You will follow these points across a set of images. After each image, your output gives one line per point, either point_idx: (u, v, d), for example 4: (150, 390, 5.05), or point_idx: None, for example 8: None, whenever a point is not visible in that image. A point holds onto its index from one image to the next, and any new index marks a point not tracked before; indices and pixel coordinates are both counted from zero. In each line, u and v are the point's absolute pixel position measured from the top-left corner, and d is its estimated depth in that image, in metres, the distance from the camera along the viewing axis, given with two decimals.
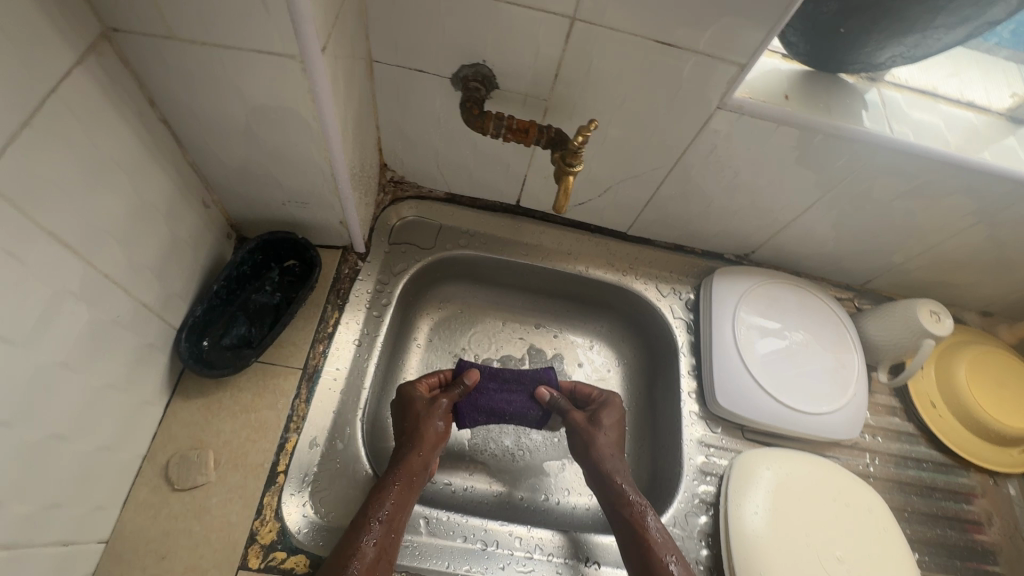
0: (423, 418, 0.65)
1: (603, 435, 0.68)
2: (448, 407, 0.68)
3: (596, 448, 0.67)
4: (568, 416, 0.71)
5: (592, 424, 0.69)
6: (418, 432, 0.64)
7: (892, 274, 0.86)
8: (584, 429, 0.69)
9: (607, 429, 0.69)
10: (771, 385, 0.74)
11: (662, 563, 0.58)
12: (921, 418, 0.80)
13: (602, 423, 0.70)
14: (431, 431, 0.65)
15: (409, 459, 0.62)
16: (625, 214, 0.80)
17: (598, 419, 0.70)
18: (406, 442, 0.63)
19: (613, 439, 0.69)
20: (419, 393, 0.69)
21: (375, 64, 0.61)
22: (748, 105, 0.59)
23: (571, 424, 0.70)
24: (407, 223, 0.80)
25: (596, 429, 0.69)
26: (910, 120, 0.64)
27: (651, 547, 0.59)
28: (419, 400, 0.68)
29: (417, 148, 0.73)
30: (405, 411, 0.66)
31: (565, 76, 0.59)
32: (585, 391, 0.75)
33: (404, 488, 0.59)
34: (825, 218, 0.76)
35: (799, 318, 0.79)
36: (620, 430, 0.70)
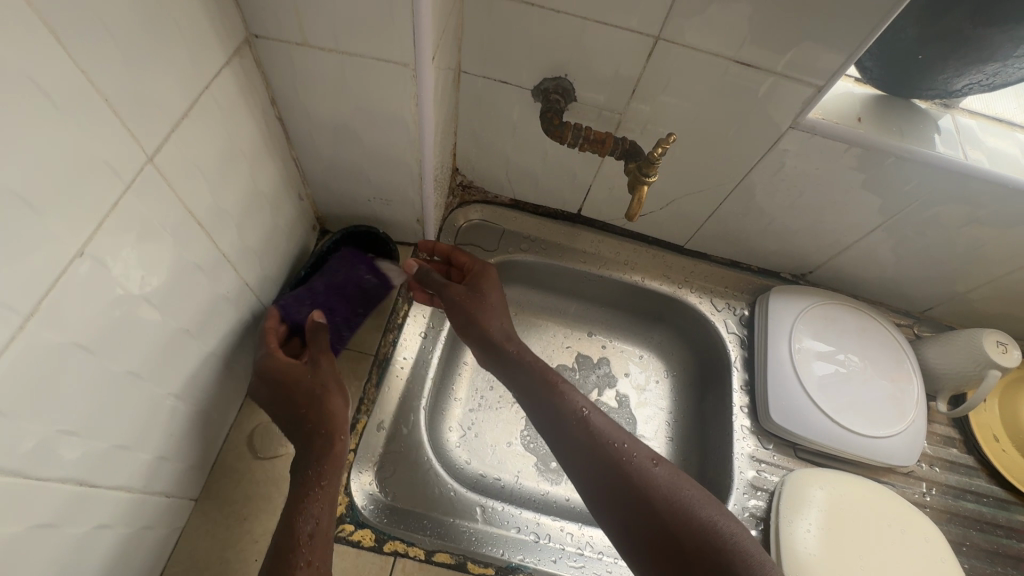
0: (315, 397, 0.55)
1: (473, 303, 0.67)
2: (333, 364, 0.58)
3: (481, 325, 0.66)
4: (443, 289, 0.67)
5: (466, 296, 0.67)
6: (325, 413, 0.55)
7: (956, 303, 0.84)
8: (463, 301, 0.66)
9: (485, 297, 0.68)
10: (827, 405, 0.74)
11: (573, 412, 0.60)
12: (983, 452, 0.78)
13: (481, 293, 0.68)
14: (338, 406, 0.56)
15: (327, 453, 0.54)
16: (683, 226, 0.82)
17: (469, 287, 0.68)
18: (315, 433, 0.54)
19: (488, 308, 0.67)
20: (286, 360, 0.56)
21: (462, 75, 0.66)
22: (821, 125, 0.61)
23: (448, 300, 0.67)
24: (473, 226, 0.84)
25: (470, 297, 0.67)
26: (985, 147, 0.64)
27: (559, 398, 0.61)
28: (301, 374, 0.55)
29: (490, 155, 0.77)
30: (297, 400, 0.55)
31: (642, 92, 0.62)
32: (460, 260, 0.72)
33: (327, 478, 0.53)
34: (889, 241, 0.76)
35: (855, 340, 0.79)
36: (500, 297, 0.69)
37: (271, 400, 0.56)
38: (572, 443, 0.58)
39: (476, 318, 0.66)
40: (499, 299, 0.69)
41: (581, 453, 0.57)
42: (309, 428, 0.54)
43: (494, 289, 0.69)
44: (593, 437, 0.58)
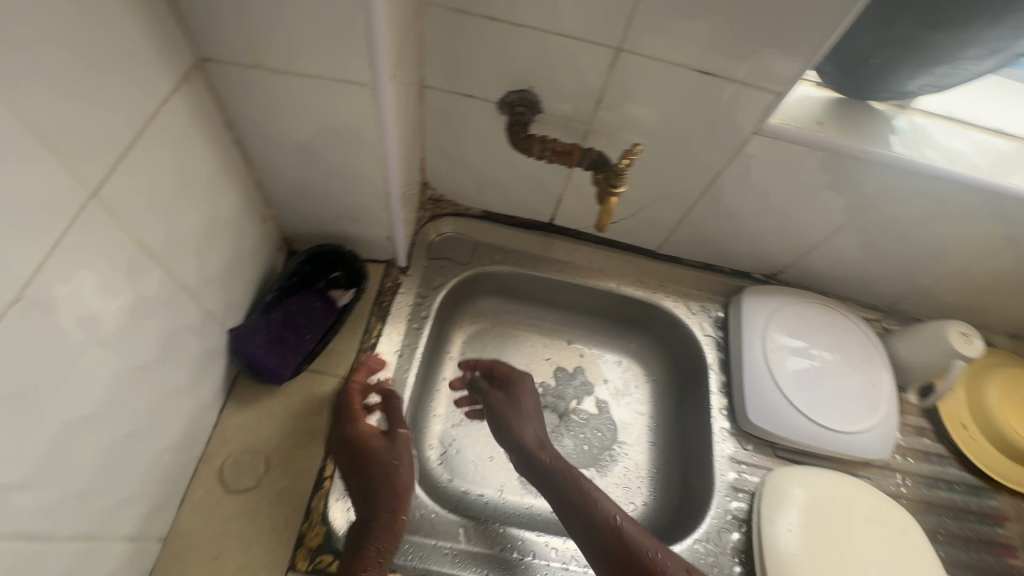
0: (384, 465, 0.58)
1: (509, 408, 0.72)
2: (409, 438, 0.61)
3: (515, 429, 0.70)
4: (487, 400, 0.75)
5: (507, 405, 0.72)
6: (393, 484, 0.57)
7: (921, 296, 0.86)
8: (501, 410, 0.72)
9: (521, 404, 0.72)
10: (802, 403, 0.75)
11: (607, 520, 0.59)
12: (953, 439, 0.80)
13: (516, 399, 0.73)
14: (405, 479, 0.58)
15: (389, 523, 0.54)
16: (655, 233, 0.83)
17: (507, 395, 0.74)
18: (383, 503, 0.55)
19: (524, 412, 0.71)
20: (367, 430, 0.60)
21: (426, 90, 0.65)
22: (784, 130, 0.62)
23: (490, 409, 0.73)
24: (445, 239, 0.83)
25: (507, 406, 0.72)
26: (939, 145, 0.66)
27: (593, 506, 0.60)
28: (380, 444, 0.59)
29: (458, 167, 0.77)
30: (370, 459, 0.58)
31: (606, 102, 0.62)
32: (501, 368, 0.77)
33: (386, 553, 0.53)
34: (855, 238, 0.77)
35: (827, 337, 0.80)
36: (533, 400, 0.73)
37: (343, 463, 0.58)
38: (607, 554, 0.57)
39: (511, 420, 0.71)
40: (533, 405, 0.73)
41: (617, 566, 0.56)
42: (375, 494, 0.56)
43: (528, 394, 0.74)
44: (629, 547, 0.57)
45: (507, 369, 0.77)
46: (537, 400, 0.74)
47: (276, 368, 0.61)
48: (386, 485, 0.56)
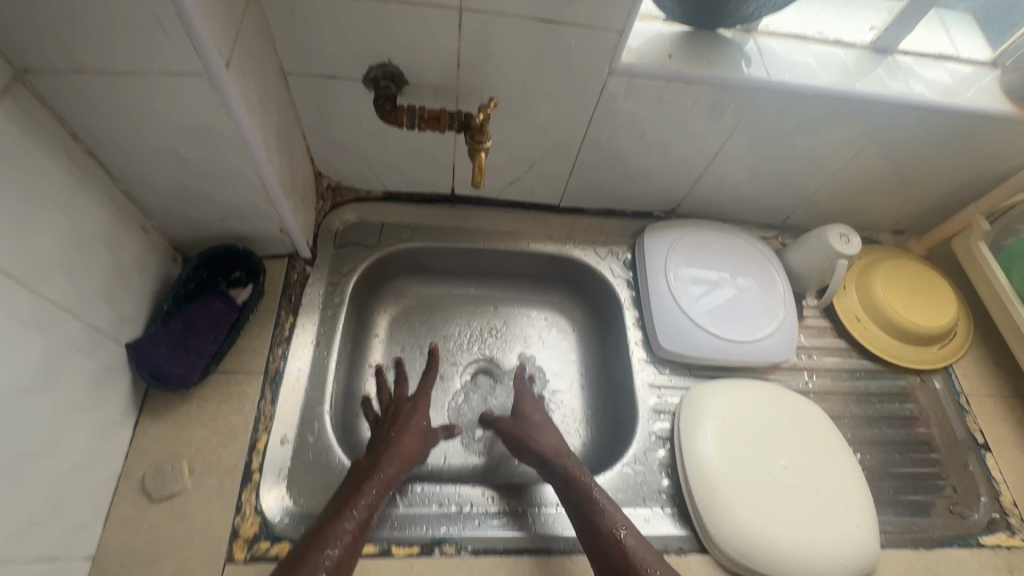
0: (416, 429, 0.69)
1: (519, 424, 0.74)
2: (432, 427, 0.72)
3: (524, 438, 0.72)
4: (497, 423, 0.76)
5: (518, 421, 0.75)
6: (415, 444, 0.67)
7: (807, 206, 0.92)
8: (510, 428, 0.74)
9: (532, 418, 0.75)
10: (706, 322, 0.80)
11: (612, 532, 0.59)
12: (850, 332, 0.88)
13: (524, 416, 0.75)
14: (420, 444, 0.68)
15: (397, 463, 0.63)
16: (553, 186, 0.85)
17: (519, 412, 0.76)
18: (403, 450, 0.65)
19: (536, 422, 0.74)
20: (423, 400, 0.73)
21: (288, 77, 0.65)
22: (636, 68, 0.65)
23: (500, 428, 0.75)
24: (350, 226, 0.84)
25: (522, 422, 0.74)
26: (783, 61, 0.70)
27: (601, 517, 0.60)
28: (421, 410, 0.72)
29: (346, 152, 0.77)
30: (416, 414, 0.71)
31: (466, 64, 0.64)
32: (520, 382, 0.81)
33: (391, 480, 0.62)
34: (732, 162, 0.82)
35: (726, 259, 0.85)
36: (546, 419, 0.75)
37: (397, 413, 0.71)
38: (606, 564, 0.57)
39: (522, 434, 0.73)
40: (545, 419, 0.75)
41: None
42: (404, 439, 0.67)
43: (538, 413, 0.76)
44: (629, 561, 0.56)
45: (524, 383, 0.81)
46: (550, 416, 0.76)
47: (181, 373, 0.61)
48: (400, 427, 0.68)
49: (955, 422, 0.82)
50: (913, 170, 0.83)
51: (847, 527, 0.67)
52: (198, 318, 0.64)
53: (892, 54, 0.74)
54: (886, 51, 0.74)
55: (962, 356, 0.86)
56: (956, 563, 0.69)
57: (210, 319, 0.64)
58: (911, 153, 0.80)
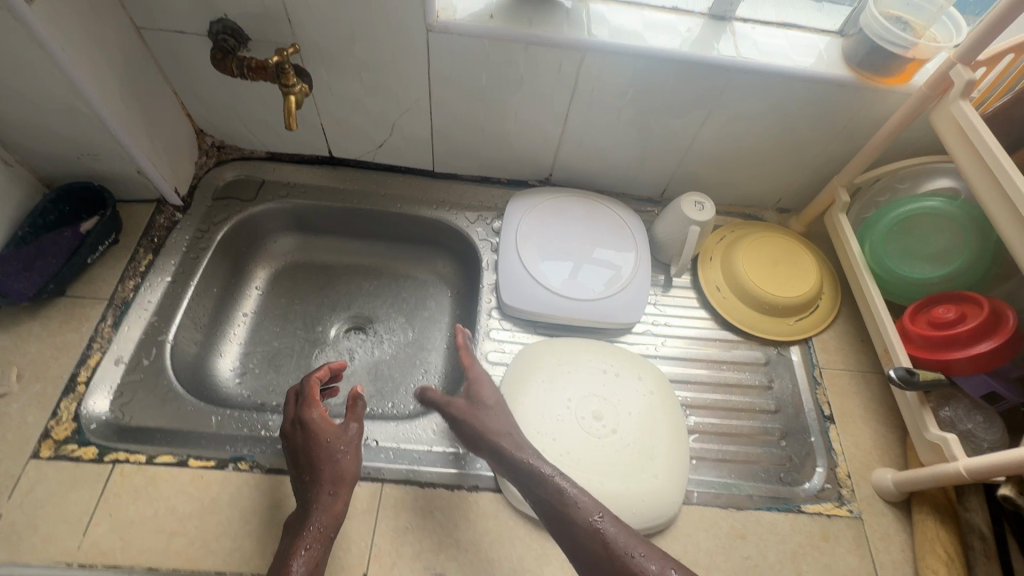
0: (330, 455, 0.62)
1: (477, 412, 0.68)
2: (359, 433, 0.67)
3: (485, 432, 0.66)
4: (449, 406, 0.70)
5: (477, 405, 0.69)
6: (338, 471, 0.62)
7: (680, 180, 0.93)
8: (468, 417, 0.68)
9: (485, 403, 0.70)
10: (549, 281, 0.82)
11: (588, 523, 0.58)
12: (711, 304, 0.87)
13: (482, 401, 0.70)
14: (348, 468, 0.63)
15: (330, 506, 0.59)
16: (421, 150, 0.89)
17: (472, 396, 0.71)
18: (327, 485, 0.60)
19: (493, 411, 0.69)
20: (321, 416, 0.66)
21: (143, 33, 0.71)
22: (452, 25, 0.68)
23: (452, 414, 0.69)
24: (230, 183, 0.89)
25: (474, 411, 0.69)
26: (610, 24, 0.72)
27: (573, 512, 0.59)
28: (330, 429, 0.65)
29: (217, 109, 0.83)
30: (322, 436, 0.63)
31: (295, 21, 0.69)
32: (467, 364, 0.74)
33: (327, 529, 0.58)
34: (588, 129, 0.84)
35: (582, 225, 0.89)
36: (501, 405, 0.70)
37: (297, 446, 0.63)
38: (590, 559, 0.57)
39: (479, 425, 0.67)
40: (501, 406, 0.70)
41: (601, 572, 0.56)
42: (324, 473, 0.61)
43: (495, 399, 0.71)
44: (610, 549, 0.56)
45: (472, 367, 0.74)
46: (505, 402, 0.71)
47: (22, 289, 0.67)
48: (316, 464, 0.61)
49: (805, 393, 0.80)
50: (771, 140, 0.83)
51: (646, 478, 0.68)
52: (45, 244, 0.71)
53: (731, 21, 0.76)
54: (724, 17, 0.76)
55: (823, 331, 0.85)
56: (763, 524, 0.68)
57: (56, 244, 0.72)
58: (762, 120, 0.80)
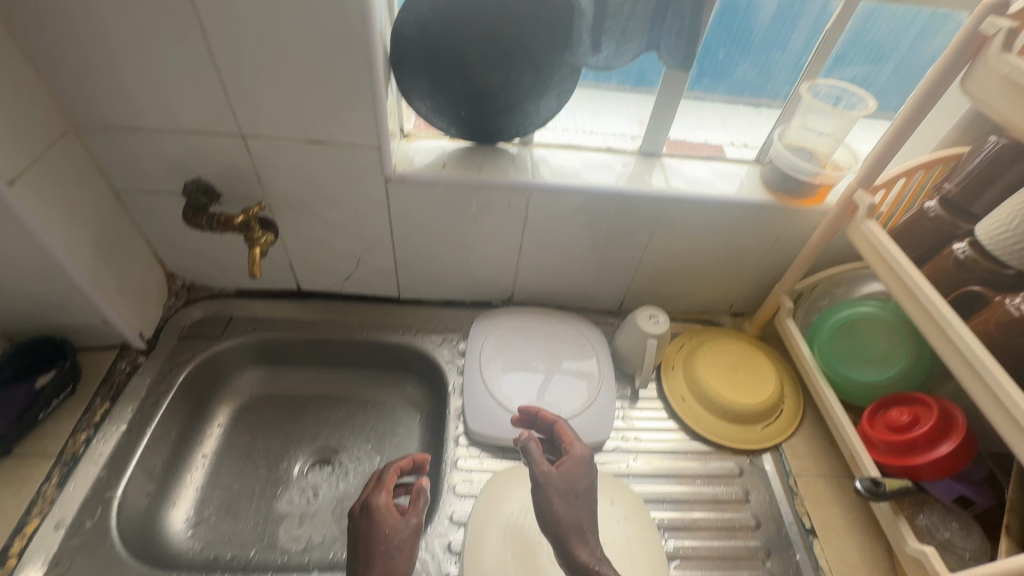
0: (384, 548, 0.62)
1: (561, 496, 0.67)
2: (418, 527, 0.65)
3: (557, 517, 0.66)
4: (539, 471, 0.69)
5: (565, 492, 0.68)
6: (388, 566, 0.61)
7: (636, 293, 0.98)
8: (551, 492, 0.68)
9: (572, 486, 0.68)
10: (514, 404, 0.83)
11: None
12: (679, 414, 0.87)
13: (569, 484, 0.69)
14: (400, 566, 0.62)
15: None
16: (386, 279, 0.93)
17: (563, 474, 0.69)
18: None
19: (577, 498, 0.68)
20: (388, 505, 0.66)
21: (121, 194, 0.76)
22: (408, 174, 0.75)
23: (539, 482, 0.69)
24: (198, 322, 0.91)
25: (558, 490, 0.68)
26: (552, 166, 0.80)
27: None
28: (392, 520, 0.65)
29: (188, 254, 0.87)
30: (381, 530, 0.64)
31: (264, 178, 0.75)
32: (564, 435, 0.74)
33: None
34: (542, 253, 0.89)
35: (545, 343, 0.91)
36: (586, 486, 0.69)
37: (360, 531, 0.64)
38: None
39: (555, 509, 0.67)
40: (586, 490, 0.69)
41: None
42: (375, 570, 0.61)
43: (582, 483, 0.69)
44: None
45: (572, 439, 0.73)
46: (593, 488, 0.70)
47: None
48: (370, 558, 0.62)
49: (782, 505, 0.79)
50: (713, 255, 0.90)
51: None
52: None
53: (660, 157, 0.85)
54: (653, 154, 0.85)
55: (793, 436, 0.85)
56: None
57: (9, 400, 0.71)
58: (701, 237, 0.87)
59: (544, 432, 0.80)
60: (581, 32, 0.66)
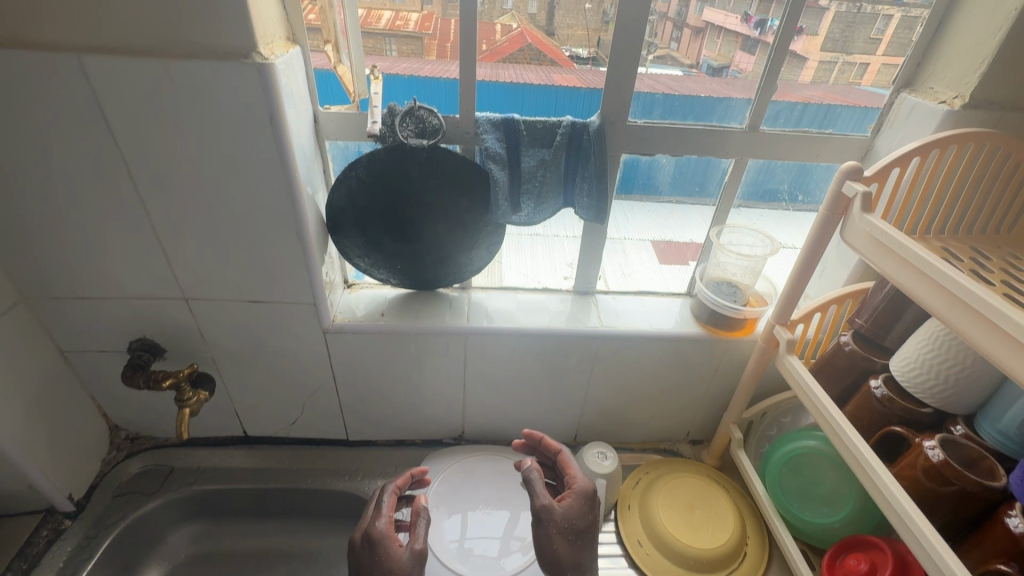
0: None
1: (562, 534, 0.63)
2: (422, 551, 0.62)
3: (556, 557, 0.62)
4: (541, 500, 0.64)
5: (567, 530, 0.63)
6: None
7: (588, 425, 0.97)
8: (554, 528, 0.63)
9: (577, 524, 0.64)
10: (456, 559, 0.78)
11: None
12: (636, 562, 0.81)
13: (574, 522, 0.64)
14: None
15: None
16: (333, 423, 0.93)
17: (566, 509, 0.65)
18: None
19: (579, 538, 0.64)
20: (391, 532, 0.63)
21: (70, 354, 0.79)
22: (345, 325, 0.78)
23: (539, 514, 0.63)
24: (136, 476, 0.88)
25: (561, 526, 0.63)
26: (487, 310, 0.84)
27: None
28: (394, 549, 0.62)
29: (134, 407, 0.87)
30: (384, 560, 0.61)
31: (208, 334, 0.78)
32: (568, 467, 0.72)
33: None
34: (487, 393, 0.90)
35: (493, 485, 0.88)
36: (588, 524, 0.66)
37: (361, 564, 0.61)
38: None
39: (555, 545, 0.62)
40: (590, 529, 0.66)
41: None
42: None
43: (586, 522, 0.66)
44: None
45: (575, 473, 0.70)
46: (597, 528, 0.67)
47: None
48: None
49: None
50: (657, 385, 0.90)
51: None
52: None
53: (594, 295, 0.90)
54: (587, 291, 0.90)
55: None
56: None
57: None
58: (643, 370, 0.88)
59: (545, 462, 0.78)
60: (498, 197, 0.71)
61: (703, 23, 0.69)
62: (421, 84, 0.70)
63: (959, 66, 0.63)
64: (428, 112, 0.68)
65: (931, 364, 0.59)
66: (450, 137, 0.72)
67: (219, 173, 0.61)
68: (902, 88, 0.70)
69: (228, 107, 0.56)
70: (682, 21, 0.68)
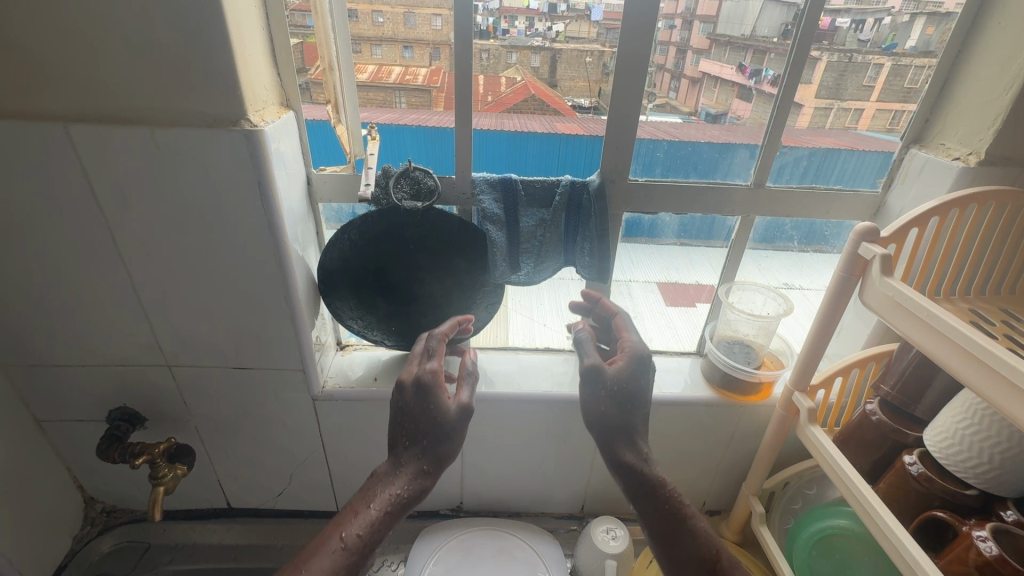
0: (427, 430, 0.54)
1: (609, 398, 0.55)
2: (468, 404, 0.56)
3: (601, 423, 0.55)
4: (591, 359, 0.56)
5: (615, 395, 0.55)
6: (434, 440, 0.54)
7: (595, 495, 0.90)
8: (603, 391, 0.55)
9: (629, 390, 0.55)
10: None
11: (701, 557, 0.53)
12: None
13: (622, 387, 0.55)
14: (448, 449, 0.55)
15: (400, 483, 0.54)
16: (321, 495, 0.87)
17: (615, 373, 0.55)
18: (420, 461, 0.54)
19: (627, 402, 0.55)
20: (438, 379, 0.55)
21: (46, 423, 0.75)
22: (336, 391, 0.74)
23: (586, 374, 0.55)
24: (109, 555, 0.84)
25: (612, 392, 0.55)
26: (486, 372, 0.80)
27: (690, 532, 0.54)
28: (439, 397, 0.55)
29: (111, 478, 0.82)
30: (428, 409, 0.54)
31: (191, 402, 0.74)
32: (619, 326, 0.60)
33: (381, 522, 0.52)
34: (486, 460, 0.84)
35: (491, 564, 0.81)
36: (642, 386, 0.56)
37: (405, 405, 0.55)
38: None
39: (603, 408, 0.55)
40: (642, 390, 0.56)
41: None
42: (419, 445, 0.55)
43: (641, 386, 0.56)
44: None
45: (628, 335, 0.59)
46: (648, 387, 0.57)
47: None
48: (411, 442, 0.55)
49: None
50: (669, 451, 0.84)
51: None
52: None
53: None
54: None
55: None
56: None
57: None
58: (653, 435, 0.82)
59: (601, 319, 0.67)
60: (496, 258, 0.68)
61: (699, 74, 0.66)
62: (429, 135, 0.68)
63: (971, 121, 0.61)
64: (424, 173, 0.66)
65: (972, 440, 0.54)
66: (446, 197, 0.70)
67: (206, 239, 0.59)
68: (911, 144, 0.68)
69: (214, 171, 0.55)
70: (678, 72, 0.66)
